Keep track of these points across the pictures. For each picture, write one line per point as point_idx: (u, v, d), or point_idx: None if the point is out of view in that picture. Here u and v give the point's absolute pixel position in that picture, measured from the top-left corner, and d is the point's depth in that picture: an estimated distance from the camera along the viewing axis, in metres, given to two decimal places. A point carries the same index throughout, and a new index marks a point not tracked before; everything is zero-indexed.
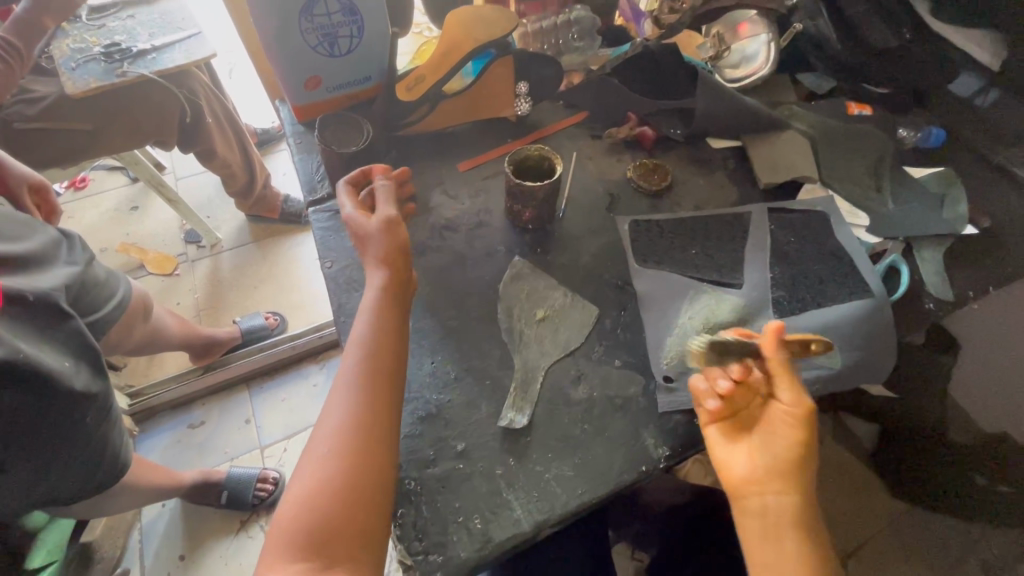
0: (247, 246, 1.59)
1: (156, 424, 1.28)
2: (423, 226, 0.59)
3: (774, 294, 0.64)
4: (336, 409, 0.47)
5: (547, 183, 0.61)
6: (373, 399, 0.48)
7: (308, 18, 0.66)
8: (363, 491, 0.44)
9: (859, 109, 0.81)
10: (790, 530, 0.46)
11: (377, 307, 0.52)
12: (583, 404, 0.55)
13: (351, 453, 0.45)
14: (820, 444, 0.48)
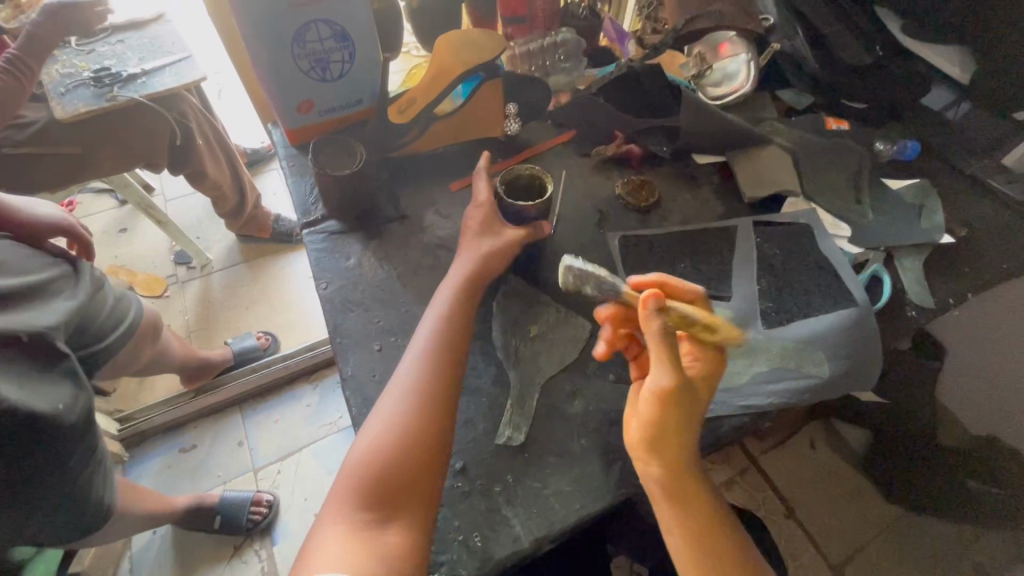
0: (238, 266, 1.59)
1: (147, 448, 1.26)
2: (485, 226, 0.63)
3: (762, 306, 0.66)
4: (400, 379, 0.52)
5: (543, 203, 0.63)
6: (439, 379, 0.52)
7: (301, 45, 0.68)
8: (421, 455, 0.47)
9: (837, 124, 0.84)
10: (671, 497, 0.48)
11: (454, 302, 0.58)
12: (578, 419, 0.56)
13: (414, 416, 0.49)
14: (687, 421, 0.48)
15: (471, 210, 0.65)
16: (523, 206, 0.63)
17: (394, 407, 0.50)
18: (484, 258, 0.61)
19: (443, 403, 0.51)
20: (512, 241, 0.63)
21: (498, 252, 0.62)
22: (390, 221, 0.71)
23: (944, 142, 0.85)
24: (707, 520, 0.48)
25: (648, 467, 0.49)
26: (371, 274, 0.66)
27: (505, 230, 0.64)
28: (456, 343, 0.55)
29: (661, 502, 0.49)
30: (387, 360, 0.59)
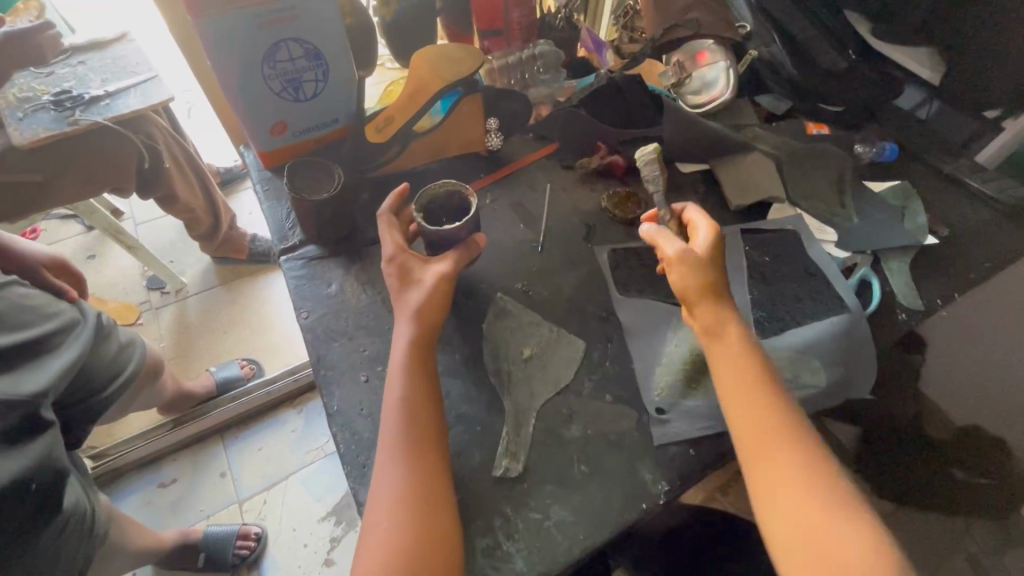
0: (213, 289, 1.54)
1: (123, 486, 1.20)
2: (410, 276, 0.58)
3: (755, 315, 0.65)
4: (387, 479, 0.48)
5: (466, 220, 0.58)
6: (421, 463, 0.48)
7: (271, 65, 0.65)
8: (426, 558, 0.44)
9: (817, 129, 0.85)
10: (719, 349, 0.53)
11: (414, 370, 0.53)
12: (577, 443, 0.54)
13: (407, 528, 0.45)
14: (705, 277, 0.55)
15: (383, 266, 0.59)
16: (446, 228, 0.58)
17: (382, 524, 0.45)
18: (429, 315, 0.56)
19: (434, 491, 0.47)
20: (437, 282, 0.57)
21: (432, 301, 0.57)
22: (371, 243, 0.69)
23: (920, 142, 0.86)
24: (757, 367, 0.51)
25: (721, 360, 0.53)
26: (354, 300, 0.63)
27: (425, 270, 0.58)
28: (430, 426, 0.51)
29: (735, 397, 0.51)
30: (375, 391, 0.56)
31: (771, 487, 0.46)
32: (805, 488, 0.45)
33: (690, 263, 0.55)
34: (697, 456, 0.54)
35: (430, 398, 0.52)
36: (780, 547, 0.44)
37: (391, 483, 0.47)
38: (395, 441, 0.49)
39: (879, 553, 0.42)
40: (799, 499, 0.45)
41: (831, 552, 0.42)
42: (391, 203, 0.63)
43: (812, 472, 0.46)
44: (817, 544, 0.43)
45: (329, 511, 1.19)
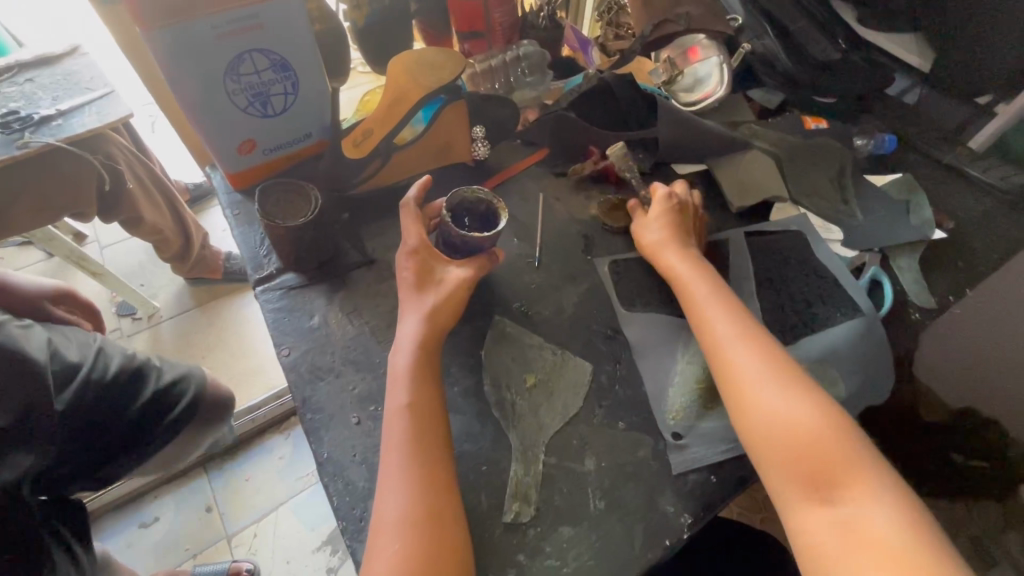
0: (188, 312, 1.46)
1: (100, 528, 1.12)
2: (423, 279, 0.56)
3: (767, 325, 0.62)
4: (393, 496, 0.45)
5: (493, 233, 0.55)
6: (428, 482, 0.46)
7: (235, 78, 0.59)
8: None
9: (815, 123, 0.81)
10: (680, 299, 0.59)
11: (416, 385, 0.50)
12: (592, 477, 0.50)
13: (418, 550, 0.42)
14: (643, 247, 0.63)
15: (403, 258, 0.57)
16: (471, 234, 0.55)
17: (392, 547, 0.42)
18: (433, 318, 0.54)
19: (443, 506, 0.45)
20: (457, 286, 0.56)
21: (440, 312, 0.54)
22: (355, 267, 0.63)
23: (917, 132, 0.84)
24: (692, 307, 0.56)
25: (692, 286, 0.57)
26: (339, 332, 0.58)
27: (447, 270, 0.57)
28: (439, 463, 0.47)
29: (706, 315, 0.54)
30: (368, 434, 0.51)
31: (745, 385, 0.49)
32: (779, 383, 0.48)
33: (653, 222, 0.64)
34: (720, 483, 0.50)
35: (438, 431, 0.48)
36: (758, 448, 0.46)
37: (399, 530, 0.43)
38: (402, 483, 0.45)
39: (846, 435, 0.45)
40: (772, 394, 0.47)
41: (803, 437, 0.45)
42: (415, 192, 0.59)
43: (783, 371, 0.49)
44: (789, 432, 0.45)
45: (324, 540, 1.13)
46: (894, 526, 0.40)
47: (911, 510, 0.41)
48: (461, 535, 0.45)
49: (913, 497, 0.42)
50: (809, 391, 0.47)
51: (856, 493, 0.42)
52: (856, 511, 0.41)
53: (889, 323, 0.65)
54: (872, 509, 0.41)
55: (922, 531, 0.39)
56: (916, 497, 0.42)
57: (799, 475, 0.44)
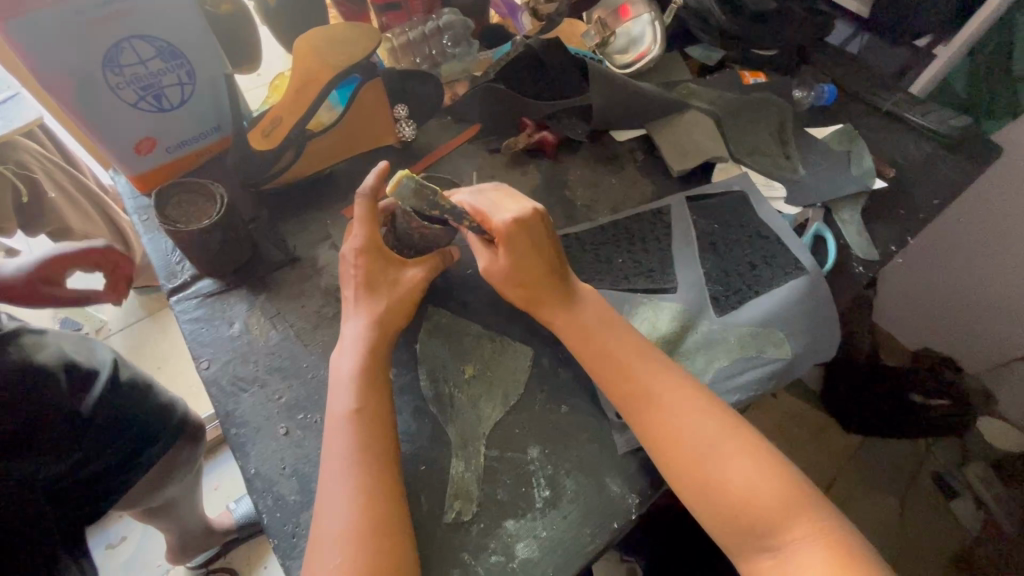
0: (138, 322, 1.32)
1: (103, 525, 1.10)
2: (368, 280, 0.52)
3: (711, 290, 0.60)
4: (331, 509, 0.42)
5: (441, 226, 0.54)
6: (364, 490, 0.43)
7: (116, 70, 0.54)
8: None
9: (753, 77, 0.79)
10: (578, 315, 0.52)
11: (347, 392, 0.47)
12: (536, 466, 0.49)
13: (360, 566, 0.40)
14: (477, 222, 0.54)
15: (351, 258, 0.53)
16: (428, 228, 0.55)
17: (331, 565, 0.40)
18: (377, 319, 0.51)
19: (385, 514, 0.42)
20: (407, 284, 0.53)
21: (392, 316, 0.52)
22: (277, 266, 0.60)
23: (856, 80, 0.82)
24: (598, 331, 0.51)
25: (607, 334, 0.51)
26: (262, 339, 0.54)
27: (394, 268, 0.54)
28: (381, 467, 0.44)
29: (627, 368, 0.49)
30: (297, 445, 0.48)
31: (675, 452, 0.45)
32: (709, 441, 0.44)
33: (508, 275, 0.53)
34: None
35: (380, 434, 0.46)
36: (688, 491, 0.44)
37: (339, 543, 0.41)
38: (337, 495, 0.42)
39: (767, 462, 0.44)
40: (704, 459, 0.44)
41: (729, 474, 0.43)
42: (372, 181, 0.54)
43: (711, 424, 0.45)
44: (716, 470, 0.44)
45: None
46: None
47: (849, 550, 0.41)
48: (407, 541, 0.42)
49: (847, 531, 0.42)
50: (739, 440, 0.45)
51: (801, 550, 0.41)
52: (790, 543, 0.41)
53: (833, 277, 0.64)
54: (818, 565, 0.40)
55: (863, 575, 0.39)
56: (832, 507, 0.43)
57: (743, 540, 0.42)
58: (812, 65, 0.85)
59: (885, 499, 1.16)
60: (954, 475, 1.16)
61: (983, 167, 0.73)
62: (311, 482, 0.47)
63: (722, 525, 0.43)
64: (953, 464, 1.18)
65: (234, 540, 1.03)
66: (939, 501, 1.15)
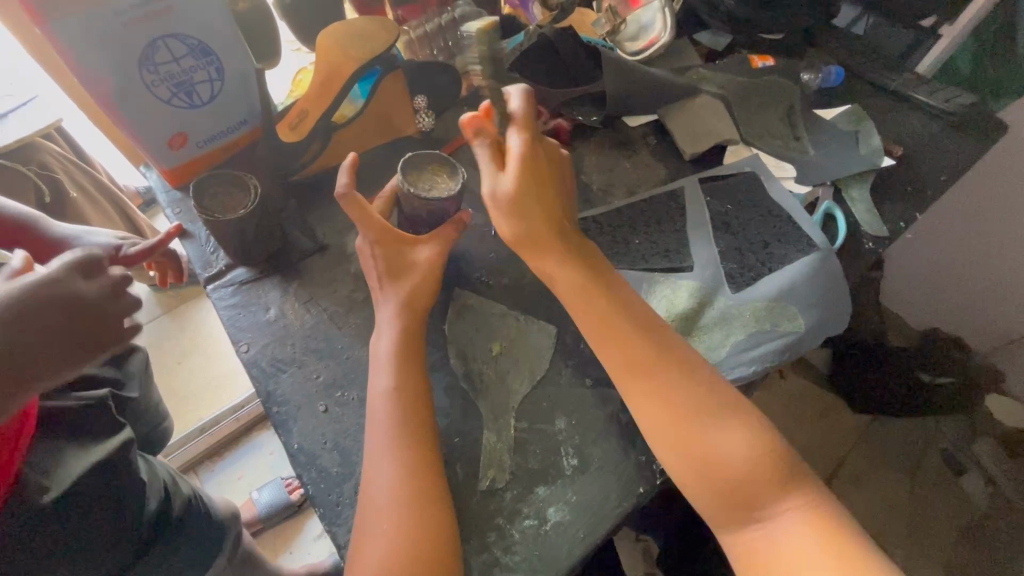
0: (157, 318, 1.35)
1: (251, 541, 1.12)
2: (396, 266, 0.55)
3: (727, 268, 0.62)
4: (376, 477, 0.45)
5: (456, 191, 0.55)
6: (406, 460, 0.45)
7: (151, 68, 0.56)
8: (431, 553, 0.42)
9: (761, 61, 0.80)
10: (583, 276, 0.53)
11: (384, 370, 0.50)
12: (563, 435, 0.51)
13: (408, 530, 0.42)
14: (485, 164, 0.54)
15: (369, 251, 0.55)
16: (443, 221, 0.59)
17: (381, 528, 0.42)
18: (408, 301, 0.53)
19: (427, 482, 0.45)
20: (431, 267, 0.55)
21: (425, 301, 0.54)
22: (307, 254, 0.62)
23: (862, 63, 0.84)
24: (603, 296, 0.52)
25: (605, 309, 0.52)
26: (297, 322, 0.57)
27: (420, 253, 0.56)
28: (421, 438, 0.47)
29: (627, 342, 0.50)
30: (337, 420, 0.51)
31: (671, 422, 0.46)
32: (705, 411, 0.47)
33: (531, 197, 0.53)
34: None
35: (419, 409, 0.48)
36: (684, 460, 0.45)
37: (387, 506, 0.43)
38: (382, 465, 0.45)
39: (759, 436, 0.46)
40: (700, 429, 0.46)
41: (723, 445, 0.45)
42: (346, 180, 0.53)
43: (707, 397, 0.47)
44: (711, 441, 0.45)
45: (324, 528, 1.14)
46: (825, 536, 0.42)
47: (831, 515, 0.43)
48: (449, 507, 0.45)
49: (834, 506, 0.44)
50: (732, 409, 0.47)
51: (790, 518, 0.43)
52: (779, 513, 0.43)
53: (843, 253, 0.66)
54: (801, 522, 0.43)
55: (843, 531, 0.42)
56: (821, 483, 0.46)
57: (733, 504, 0.44)
58: (819, 48, 0.86)
59: (895, 477, 1.20)
60: (963, 451, 1.20)
61: (989, 143, 0.75)
62: (352, 455, 0.49)
63: (716, 494, 0.44)
64: (962, 439, 1.21)
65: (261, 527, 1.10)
66: (947, 476, 1.20)
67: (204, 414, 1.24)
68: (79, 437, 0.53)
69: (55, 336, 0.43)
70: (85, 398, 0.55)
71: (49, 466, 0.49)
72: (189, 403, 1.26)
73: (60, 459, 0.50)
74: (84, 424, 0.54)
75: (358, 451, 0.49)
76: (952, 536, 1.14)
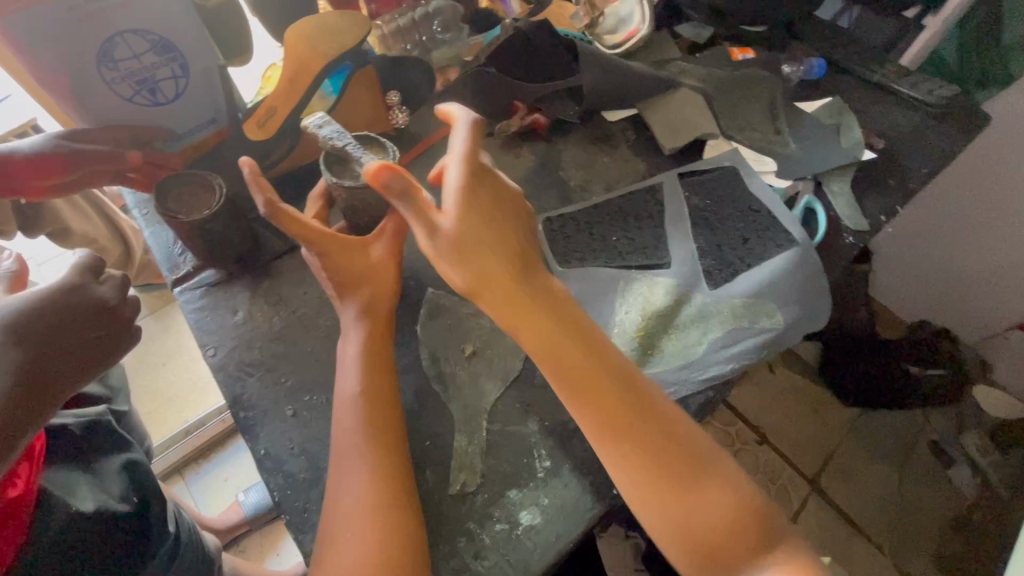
0: (140, 321, 1.32)
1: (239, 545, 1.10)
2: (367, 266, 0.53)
3: (704, 265, 0.61)
4: (343, 483, 0.44)
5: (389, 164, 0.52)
6: (373, 465, 0.44)
7: (110, 66, 0.54)
8: (398, 560, 0.41)
9: (742, 53, 0.79)
10: (555, 324, 0.48)
11: (352, 374, 0.49)
12: (536, 438, 0.50)
13: (375, 538, 0.41)
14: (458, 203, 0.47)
15: (316, 265, 0.53)
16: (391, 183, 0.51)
17: (347, 535, 0.42)
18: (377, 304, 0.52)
19: (394, 487, 0.44)
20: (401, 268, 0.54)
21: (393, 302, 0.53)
22: (278, 255, 0.61)
23: (845, 54, 0.83)
24: (578, 343, 0.48)
25: (604, 348, 0.49)
26: (265, 326, 0.56)
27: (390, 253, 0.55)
28: (388, 444, 0.46)
29: (604, 393, 0.46)
30: (305, 425, 0.50)
31: (653, 479, 0.44)
32: (700, 470, 0.45)
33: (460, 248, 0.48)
34: None
35: (386, 412, 0.47)
36: (665, 523, 0.44)
37: (355, 513, 0.43)
38: (349, 470, 0.44)
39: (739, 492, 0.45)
40: (680, 488, 0.44)
41: (704, 505, 0.44)
42: (262, 200, 0.48)
43: (686, 452, 0.46)
44: (692, 500, 0.44)
45: None
46: None
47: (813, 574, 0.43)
48: (417, 513, 0.44)
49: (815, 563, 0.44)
50: (713, 465, 0.46)
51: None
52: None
53: (824, 248, 0.65)
54: None
55: None
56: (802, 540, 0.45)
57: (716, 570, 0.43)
58: (802, 39, 0.85)
59: (884, 469, 1.21)
60: (952, 443, 1.19)
61: (971, 136, 0.74)
62: (320, 461, 0.48)
63: (699, 558, 0.43)
64: (952, 432, 1.20)
65: (247, 530, 1.09)
66: (937, 469, 1.20)
67: (189, 416, 1.22)
68: (83, 455, 0.53)
69: (70, 334, 0.44)
70: (83, 415, 0.55)
71: (65, 484, 0.50)
72: (175, 406, 1.24)
73: (74, 477, 0.51)
74: (87, 441, 0.54)
75: (326, 457, 0.48)
76: (941, 528, 1.14)
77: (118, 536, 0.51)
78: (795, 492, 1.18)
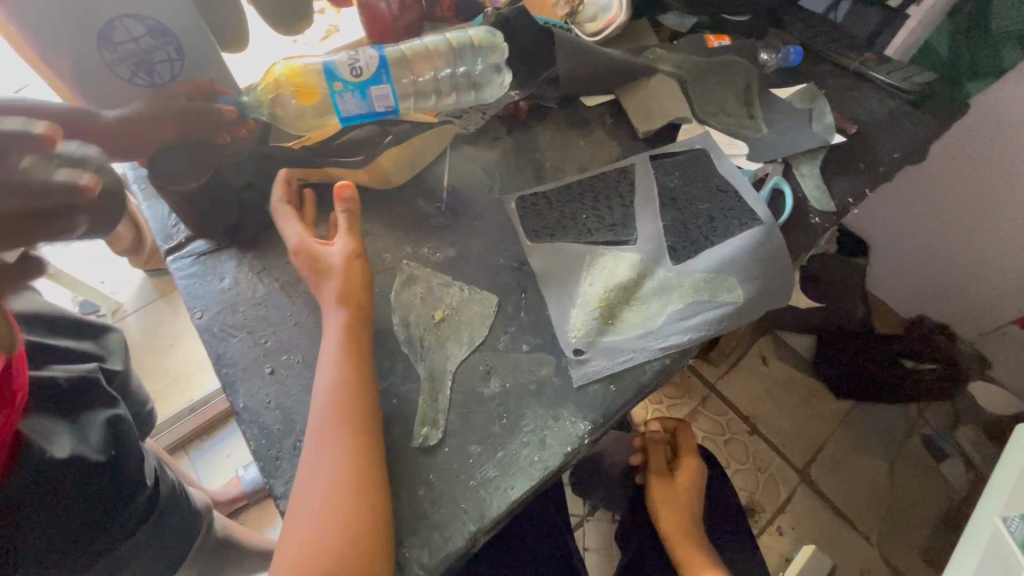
0: (150, 304, 1.30)
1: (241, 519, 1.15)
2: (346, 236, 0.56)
3: (669, 241, 0.63)
4: (312, 429, 0.48)
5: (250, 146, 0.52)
6: (339, 413, 0.47)
7: (110, 48, 0.57)
8: (360, 495, 0.44)
9: (718, 40, 0.81)
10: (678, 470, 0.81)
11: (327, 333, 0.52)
12: (496, 399, 0.53)
13: (339, 478, 0.45)
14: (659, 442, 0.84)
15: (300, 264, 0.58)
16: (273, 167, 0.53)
17: (317, 475, 0.45)
18: (351, 271, 0.54)
19: (359, 434, 0.47)
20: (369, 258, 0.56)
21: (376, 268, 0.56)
22: (264, 228, 0.64)
23: (824, 43, 0.84)
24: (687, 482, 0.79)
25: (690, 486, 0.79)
26: (249, 291, 0.60)
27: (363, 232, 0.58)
28: (357, 396, 0.49)
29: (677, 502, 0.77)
30: (281, 382, 0.54)
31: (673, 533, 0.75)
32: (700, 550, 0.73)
33: (653, 432, 0.85)
34: (618, 393, 0.54)
35: (355, 369, 0.50)
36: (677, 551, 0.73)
37: (323, 457, 0.46)
38: (319, 419, 0.48)
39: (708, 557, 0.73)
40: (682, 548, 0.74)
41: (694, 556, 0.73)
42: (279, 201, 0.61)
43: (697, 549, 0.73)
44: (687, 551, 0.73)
45: None
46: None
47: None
48: (379, 458, 0.47)
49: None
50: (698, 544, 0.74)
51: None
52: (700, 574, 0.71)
53: (790, 228, 0.67)
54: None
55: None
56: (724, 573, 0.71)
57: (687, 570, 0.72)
58: (783, 29, 0.87)
59: (875, 461, 1.21)
60: (943, 437, 1.21)
61: (946, 124, 0.75)
62: (293, 414, 0.52)
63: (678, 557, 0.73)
64: (944, 428, 1.22)
65: (245, 504, 1.13)
66: (929, 462, 1.20)
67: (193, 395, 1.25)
68: (67, 406, 0.53)
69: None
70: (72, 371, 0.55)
71: (44, 431, 0.49)
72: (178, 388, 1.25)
73: (54, 427, 0.50)
74: (74, 394, 0.54)
75: (299, 410, 0.52)
76: (932, 521, 1.14)
77: (97, 483, 0.50)
78: (784, 484, 1.18)
